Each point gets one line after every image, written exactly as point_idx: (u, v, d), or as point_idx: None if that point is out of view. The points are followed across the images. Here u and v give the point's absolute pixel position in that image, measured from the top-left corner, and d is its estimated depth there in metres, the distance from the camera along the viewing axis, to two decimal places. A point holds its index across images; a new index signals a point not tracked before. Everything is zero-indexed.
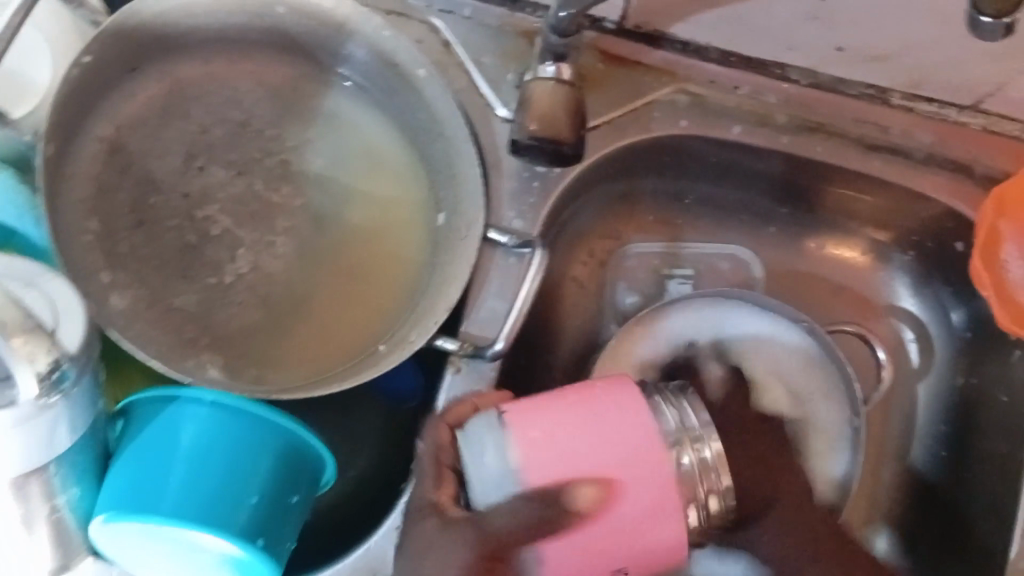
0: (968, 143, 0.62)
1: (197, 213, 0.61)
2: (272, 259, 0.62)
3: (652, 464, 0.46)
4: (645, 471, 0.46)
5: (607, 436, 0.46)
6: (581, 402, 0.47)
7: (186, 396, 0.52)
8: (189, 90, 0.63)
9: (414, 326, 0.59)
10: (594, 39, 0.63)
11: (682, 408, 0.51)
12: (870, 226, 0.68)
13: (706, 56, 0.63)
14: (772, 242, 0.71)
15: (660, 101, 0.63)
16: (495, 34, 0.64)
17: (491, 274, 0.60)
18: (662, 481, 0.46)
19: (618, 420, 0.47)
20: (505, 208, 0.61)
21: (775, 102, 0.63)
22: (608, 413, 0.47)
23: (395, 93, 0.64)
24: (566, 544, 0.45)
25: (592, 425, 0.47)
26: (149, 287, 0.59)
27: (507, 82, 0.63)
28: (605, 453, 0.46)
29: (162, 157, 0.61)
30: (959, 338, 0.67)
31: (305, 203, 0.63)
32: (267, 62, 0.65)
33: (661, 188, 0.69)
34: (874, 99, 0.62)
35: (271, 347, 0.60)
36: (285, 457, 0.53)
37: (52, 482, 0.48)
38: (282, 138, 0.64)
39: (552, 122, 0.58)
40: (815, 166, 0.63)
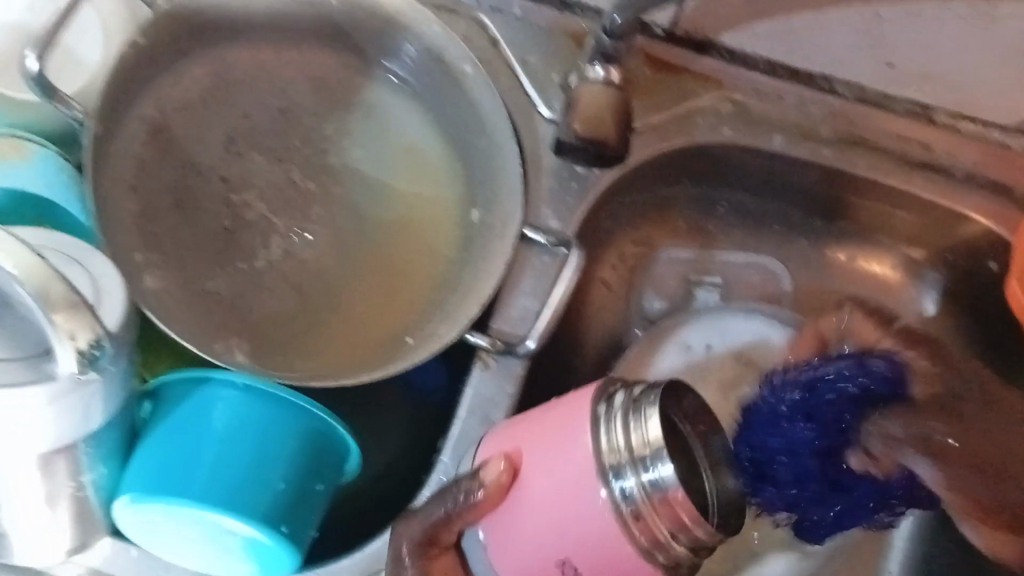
0: (1014, 168, 0.62)
1: (235, 198, 0.61)
2: (307, 248, 0.62)
3: (579, 494, 0.45)
4: (574, 497, 0.45)
5: (561, 457, 0.46)
6: (545, 408, 0.50)
7: (218, 378, 0.51)
8: (235, 75, 0.63)
9: (445, 321, 0.59)
10: (644, 46, 0.63)
11: (637, 419, 0.44)
12: (904, 244, 0.68)
13: (752, 65, 0.63)
14: (803, 255, 0.70)
15: (703, 108, 0.63)
16: (543, 34, 0.64)
17: (524, 273, 0.60)
18: (588, 512, 0.44)
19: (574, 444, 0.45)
20: (542, 208, 0.61)
21: (821, 114, 0.63)
22: (556, 411, 0.48)
23: (440, 89, 0.64)
24: (507, 540, 0.47)
25: (559, 446, 0.46)
26: (184, 269, 0.59)
27: (551, 83, 0.63)
28: (553, 473, 0.46)
29: (204, 141, 0.62)
30: (988, 362, 0.67)
31: (343, 193, 0.64)
32: (313, 51, 0.65)
33: (696, 198, 0.69)
34: (918, 116, 0.62)
35: (303, 335, 0.60)
36: (312, 444, 0.53)
37: (79, 460, 0.48)
38: (323, 128, 0.64)
39: (598, 124, 0.58)
40: (854, 181, 0.63)
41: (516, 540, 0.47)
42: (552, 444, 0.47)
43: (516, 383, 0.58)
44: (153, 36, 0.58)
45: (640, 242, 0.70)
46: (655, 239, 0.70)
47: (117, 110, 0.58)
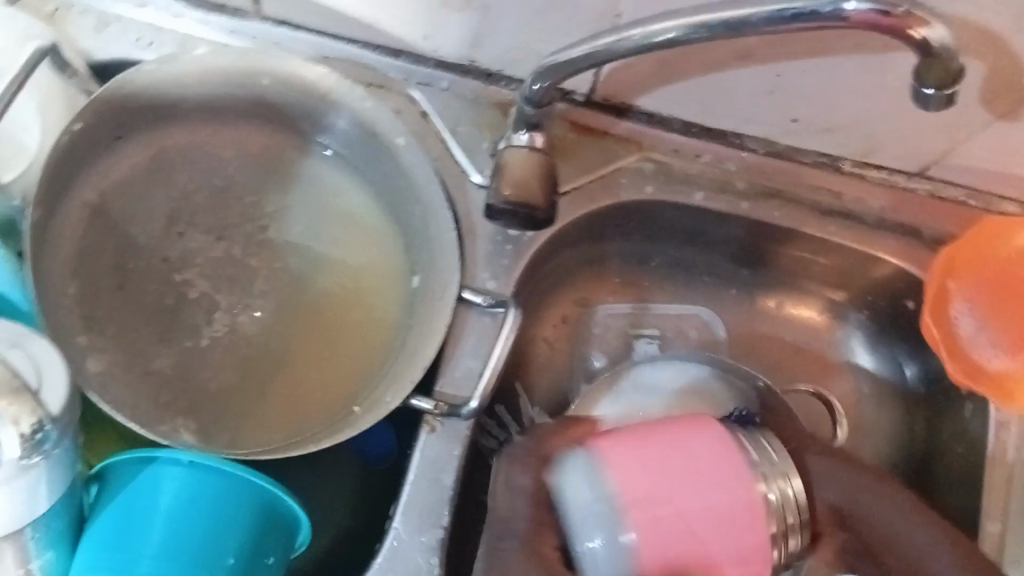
0: (918, 211, 0.66)
1: (176, 276, 0.63)
2: (250, 321, 0.63)
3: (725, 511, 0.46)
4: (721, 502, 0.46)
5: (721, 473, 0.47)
6: (673, 432, 0.49)
7: (163, 457, 0.51)
8: (173, 157, 0.65)
9: (390, 385, 0.60)
10: (564, 111, 0.67)
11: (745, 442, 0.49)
12: (826, 287, 0.71)
13: (669, 126, 0.67)
14: (733, 304, 0.73)
15: (626, 168, 0.66)
16: (472, 105, 0.67)
17: (465, 335, 0.61)
18: (743, 524, 0.46)
19: (712, 450, 0.48)
20: (480, 270, 0.63)
21: (735, 169, 0.66)
22: (690, 434, 0.49)
23: (373, 160, 0.66)
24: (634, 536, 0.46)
25: (695, 457, 0.47)
26: (127, 350, 0.59)
27: (481, 151, 0.66)
28: (707, 486, 0.47)
29: (142, 224, 0.63)
30: (914, 395, 0.70)
31: (283, 267, 0.65)
32: (248, 132, 0.67)
33: (628, 253, 0.72)
34: (827, 166, 0.66)
35: (248, 410, 0.61)
36: (263, 516, 0.53)
37: (27, 546, 0.47)
38: (262, 205, 0.66)
39: (526, 188, 0.61)
40: (773, 230, 0.67)
41: (654, 537, 0.45)
42: (692, 457, 0.47)
43: (463, 443, 0.59)
44: (90, 124, 0.60)
45: (576, 299, 0.72)
46: (591, 295, 0.72)
47: (54, 197, 0.60)
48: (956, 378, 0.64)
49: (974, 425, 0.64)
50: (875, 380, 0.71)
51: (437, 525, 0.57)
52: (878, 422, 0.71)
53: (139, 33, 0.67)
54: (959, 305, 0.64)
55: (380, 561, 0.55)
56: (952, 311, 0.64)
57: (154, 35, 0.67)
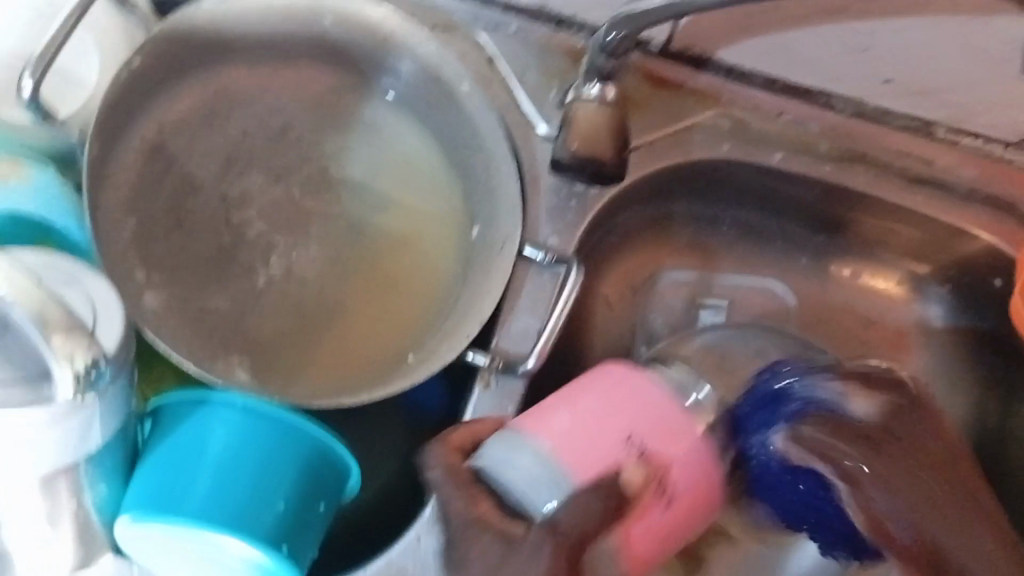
0: (1012, 182, 0.61)
1: (235, 216, 0.62)
2: (306, 265, 0.62)
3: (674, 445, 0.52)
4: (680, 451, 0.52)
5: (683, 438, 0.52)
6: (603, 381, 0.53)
7: (218, 400, 0.51)
8: (235, 95, 0.64)
9: (444, 340, 0.59)
10: (640, 62, 0.63)
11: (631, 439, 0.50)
12: (907, 259, 0.68)
13: (750, 80, 0.63)
14: (806, 271, 0.70)
15: (702, 125, 0.62)
16: (541, 52, 0.64)
17: (522, 290, 0.60)
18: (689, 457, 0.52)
19: (635, 392, 0.52)
20: (541, 225, 0.61)
21: (817, 131, 0.62)
22: (619, 388, 0.52)
23: (438, 106, 0.64)
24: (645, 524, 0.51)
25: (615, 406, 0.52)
26: (184, 288, 0.59)
27: (548, 100, 0.63)
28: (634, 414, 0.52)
29: (203, 160, 0.62)
30: (991, 376, 0.66)
31: (342, 211, 0.64)
32: (312, 70, 0.65)
33: (696, 214, 0.69)
34: (919, 131, 0.62)
35: (304, 356, 0.61)
36: (315, 464, 0.53)
37: (81, 479, 0.48)
38: (322, 146, 0.65)
39: (593, 142, 0.58)
40: (855, 197, 0.63)
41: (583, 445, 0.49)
42: (609, 399, 0.51)
43: (517, 402, 0.58)
44: (149, 59, 0.59)
45: (641, 258, 0.70)
46: (657, 255, 0.70)
47: (117, 129, 0.59)
48: None
49: None
50: (950, 357, 0.68)
51: None
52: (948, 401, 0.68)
53: None
54: None
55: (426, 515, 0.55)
56: None
57: None
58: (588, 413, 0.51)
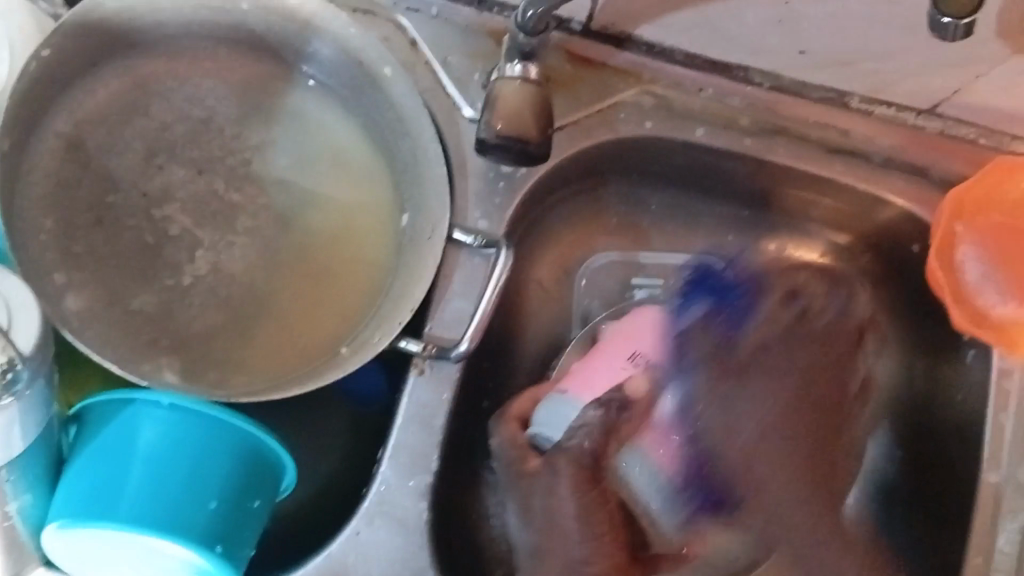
0: (928, 150, 0.63)
1: (156, 212, 0.60)
2: (233, 259, 0.61)
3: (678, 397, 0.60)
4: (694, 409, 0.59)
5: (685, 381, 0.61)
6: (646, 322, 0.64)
7: (142, 399, 0.50)
8: (150, 88, 0.62)
9: (377, 327, 0.59)
10: (562, 41, 0.63)
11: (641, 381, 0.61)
12: (830, 228, 0.69)
13: (671, 57, 0.63)
14: (733, 244, 0.71)
15: (625, 102, 0.63)
16: (463, 33, 0.64)
17: (454, 274, 0.60)
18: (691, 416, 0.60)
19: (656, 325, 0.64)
20: (471, 208, 0.61)
21: (739, 105, 0.63)
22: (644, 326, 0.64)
23: (361, 93, 0.63)
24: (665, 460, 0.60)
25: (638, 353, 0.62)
26: (107, 288, 0.58)
27: (473, 82, 0.63)
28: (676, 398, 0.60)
29: (120, 155, 0.61)
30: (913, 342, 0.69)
31: (268, 203, 0.63)
32: (230, 59, 0.64)
33: (624, 193, 0.70)
34: (833, 102, 0.63)
35: (234, 350, 0.60)
36: (248, 459, 0.52)
37: (2, 488, 0.46)
38: (244, 137, 0.63)
39: (518, 120, 0.57)
40: (777, 169, 0.64)
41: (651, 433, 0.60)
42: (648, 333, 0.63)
43: (453, 387, 0.58)
44: (57, 52, 0.57)
45: (573, 238, 0.70)
46: (588, 235, 0.70)
47: (28, 127, 0.57)
48: (962, 326, 0.63)
49: (974, 373, 0.63)
50: None
51: (426, 470, 0.56)
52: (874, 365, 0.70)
53: None
54: (965, 250, 0.63)
55: (367, 505, 0.55)
56: (958, 257, 0.63)
57: None
58: (613, 358, 0.62)
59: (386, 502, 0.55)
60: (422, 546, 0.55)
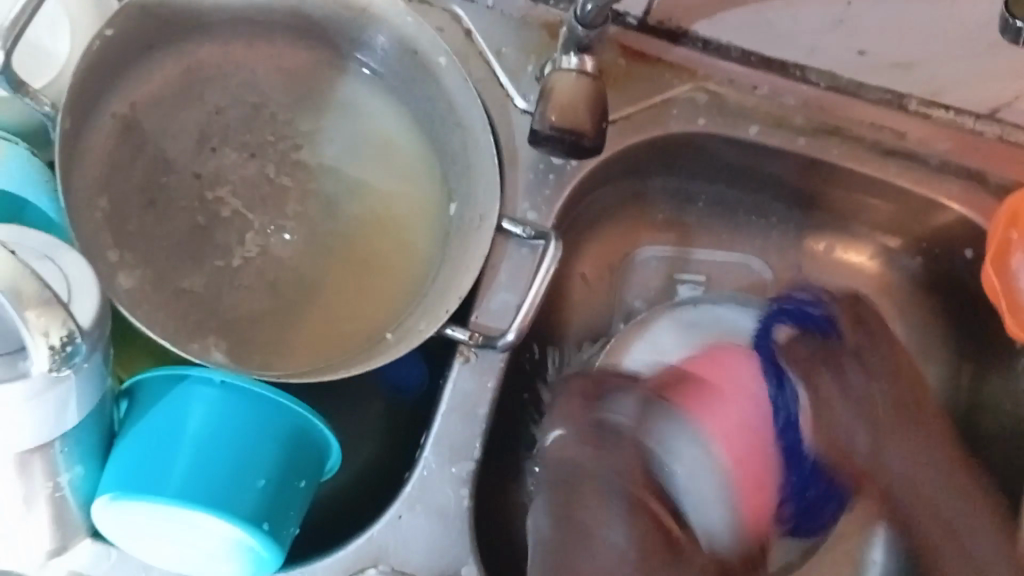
0: (984, 155, 0.62)
1: (208, 194, 0.61)
2: (281, 243, 0.62)
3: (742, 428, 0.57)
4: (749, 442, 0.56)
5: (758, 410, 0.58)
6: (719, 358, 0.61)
7: (195, 376, 0.50)
8: (207, 71, 0.63)
9: (423, 315, 0.59)
10: (617, 35, 0.62)
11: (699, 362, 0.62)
12: (881, 232, 0.68)
13: (727, 54, 0.63)
14: (780, 245, 0.71)
15: (679, 99, 0.62)
16: (518, 26, 0.63)
17: (501, 265, 0.60)
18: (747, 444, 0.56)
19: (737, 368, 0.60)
20: (520, 200, 0.61)
21: (793, 104, 0.63)
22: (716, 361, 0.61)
23: (413, 83, 0.64)
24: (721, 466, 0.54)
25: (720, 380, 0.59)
26: (158, 267, 0.59)
27: (526, 75, 0.63)
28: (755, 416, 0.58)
29: (176, 137, 0.62)
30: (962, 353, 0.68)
31: (318, 189, 0.63)
32: (285, 45, 0.64)
33: (671, 191, 0.69)
34: (891, 104, 0.62)
35: (280, 333, 0.60)
36: (295, 440, 0.52)
37: (56, 459, 0.47)
38: (295, 123, 0.64)
39: (573, 113, 0.56)
40: (830, 170, 0.64)
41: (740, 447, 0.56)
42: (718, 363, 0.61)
43: (497, 376, 0.58)
44: (120, 32, 0.58)
45: (620, 234, 0.70)
46: (633, 231, 0.70)
47: (88, 106, 0.58)
48: (1016, 335, 0.61)
49: None
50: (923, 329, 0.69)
51: (468, 459, 0.56)
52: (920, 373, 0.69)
53: None
54: (1022, 259, 0.61)
55: (408, 492, 0.56)
56: (1013, 265, 0.61)
57: None
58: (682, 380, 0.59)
59: (424, 488, 0.56)
60: (462, 534, 0.55)
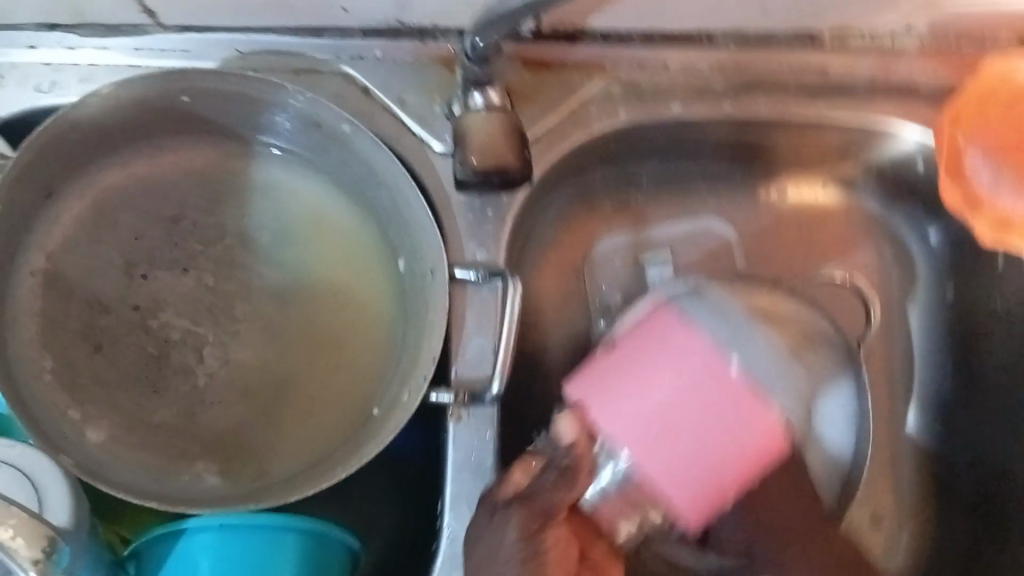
0: (911, 66, 0.61)
1: (152, 322, 0.59)
2: (241, 348, 0.60)
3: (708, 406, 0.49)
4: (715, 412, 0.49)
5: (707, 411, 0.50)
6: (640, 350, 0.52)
7: (190, 527, 0.49)
8: (114, 198, 0.60)
9: (404, 385, 0.57)
10: (515, 50, 0.60)
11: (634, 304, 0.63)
12: (831, 165, 0.67)
13: (629, 40, 0.61)
14: (735, 201, 0.69)
15: (593, 97, 0.61)
16: (414, 70, 0.61)
17: (466, 314, 0.58)
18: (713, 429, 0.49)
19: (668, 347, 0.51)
20: (465, 242, 0.59)
21: (709, 70, 0.61)
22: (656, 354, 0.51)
23: (329, 153, 0.61)
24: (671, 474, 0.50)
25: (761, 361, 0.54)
26: (124, 410, 0.57)
27: (435, 115, 0.61)
28: (678, 386, 0.50)
29: (103, 274, 0.59)
30: (941, 259, 0.68)
31: (261, 282, 0.61)
32: (185, 148, 0.61)
33: (613, 179, 0.67)
34: (805, 44, 0.61)
35: (266, 441, 0.58)
36: (311, 554, 0.52)
37: None
38: (220, 223, 0.61)
39: (492, 150, 0.56)
40: (762, 125, 0.62)
41: (652, 443, 0.50)
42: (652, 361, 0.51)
43: (493, 425, 0.56)
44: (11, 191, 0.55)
45: (575, 237, 0.68)
46: (587, 229, 0.68)
47: None
48: (991, 237, 0.62)
49: (1010, 282, 0.62)
50: (896, 246, 0.69)
51: None
52: (903, 292, 0.69)
53: (37, 73, 0.59)
54: (974, 159, 0.62)
55: (441, 563, 0.54)
56: (968, 167, 0.62)
57: (55, 70, 0.59)
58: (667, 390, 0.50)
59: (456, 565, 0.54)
60: None
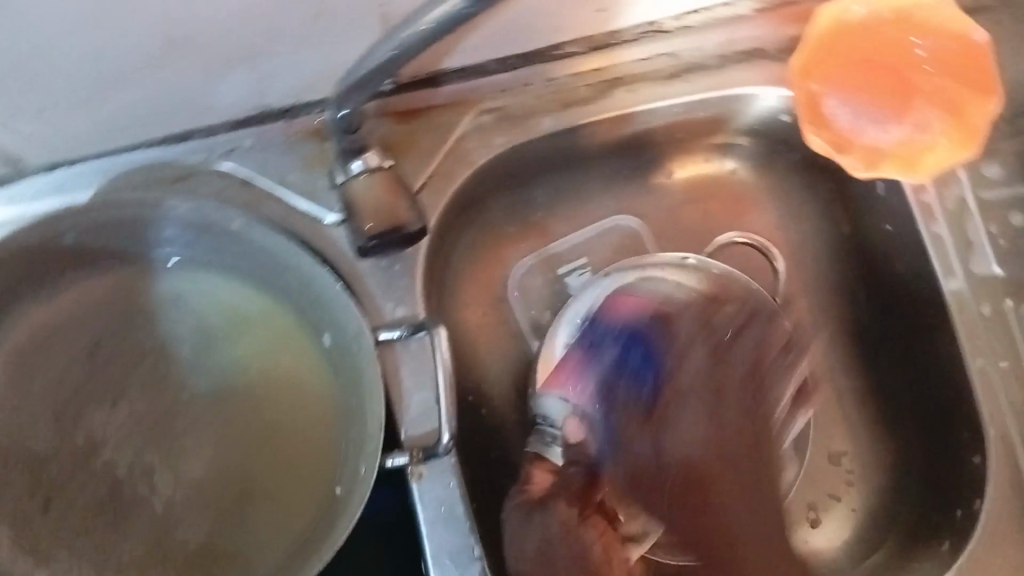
0: (751, 29, 0.65)
1: (96, 463, 0.58)
2: (190, 464, 0.59)
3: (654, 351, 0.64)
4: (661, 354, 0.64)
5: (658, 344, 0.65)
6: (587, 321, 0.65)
7: None
8: (26, 353, 0.59)
9: (358, 456, 0.57)
10: (381, 107, 0.61)
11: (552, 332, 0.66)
12: (706, 137, 0.70)
13: (486, 70, 0.62)
14: (627, 192, 0.72)
15: (468, 131, 0.63)
16: (291, 148, 0.62)
17: (400, 371, 0.59)
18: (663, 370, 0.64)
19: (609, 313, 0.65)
20: (383, 302, 0.60)
21: (570, 79, 0.64)
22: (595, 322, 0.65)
23: (227, 251, 0.61)
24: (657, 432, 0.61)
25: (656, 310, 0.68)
26: (90, 559, 0.56)
27: (322, 188, 0.62)
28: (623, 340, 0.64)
29: (34, 431, 0.57)
30: (828, 198, 0.71)
31: (192, 393, 0.60)
32: (84, 284, 0.61)
33: (509, 202, 0.69)
34: (648, 34, 0.64)
35: (239, 548, 0.58)
36: None
37: None
38: (139, 347, 0.61)
39: (384, 213, 0.58)
40: (631, 118, 0.65)
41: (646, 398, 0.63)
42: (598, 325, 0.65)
43: (455, 472, 0.57)
44: None
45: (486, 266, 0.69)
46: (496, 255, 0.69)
47: None
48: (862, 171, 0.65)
49: (894, 201, 0.66)
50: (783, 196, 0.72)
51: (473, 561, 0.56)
52: (801, 236, 0.72)
53: None
54: (833, 102, 0.66)
55: None
56: (829, 111, 0.66)
57: None
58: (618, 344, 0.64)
59: None
60: None
